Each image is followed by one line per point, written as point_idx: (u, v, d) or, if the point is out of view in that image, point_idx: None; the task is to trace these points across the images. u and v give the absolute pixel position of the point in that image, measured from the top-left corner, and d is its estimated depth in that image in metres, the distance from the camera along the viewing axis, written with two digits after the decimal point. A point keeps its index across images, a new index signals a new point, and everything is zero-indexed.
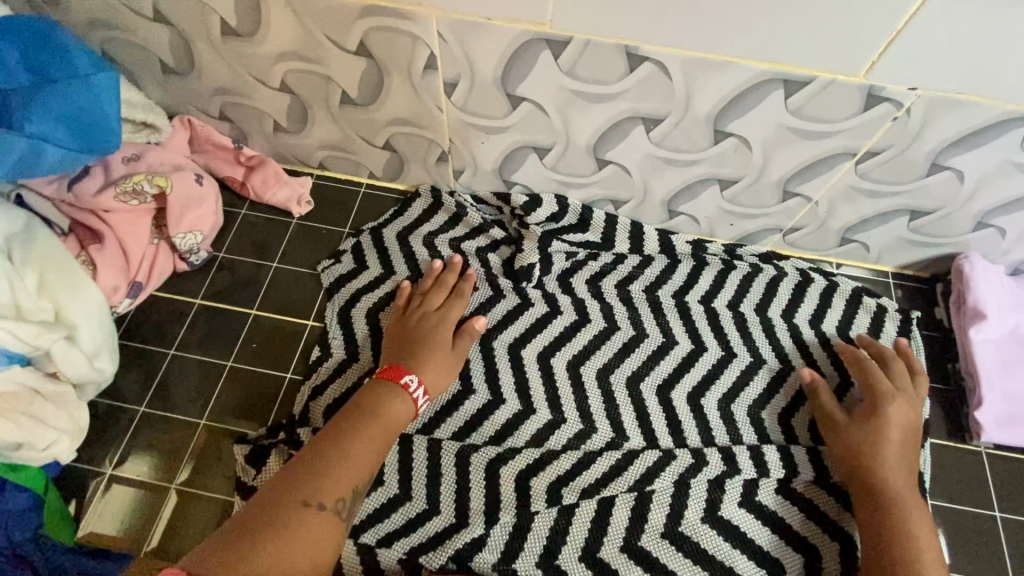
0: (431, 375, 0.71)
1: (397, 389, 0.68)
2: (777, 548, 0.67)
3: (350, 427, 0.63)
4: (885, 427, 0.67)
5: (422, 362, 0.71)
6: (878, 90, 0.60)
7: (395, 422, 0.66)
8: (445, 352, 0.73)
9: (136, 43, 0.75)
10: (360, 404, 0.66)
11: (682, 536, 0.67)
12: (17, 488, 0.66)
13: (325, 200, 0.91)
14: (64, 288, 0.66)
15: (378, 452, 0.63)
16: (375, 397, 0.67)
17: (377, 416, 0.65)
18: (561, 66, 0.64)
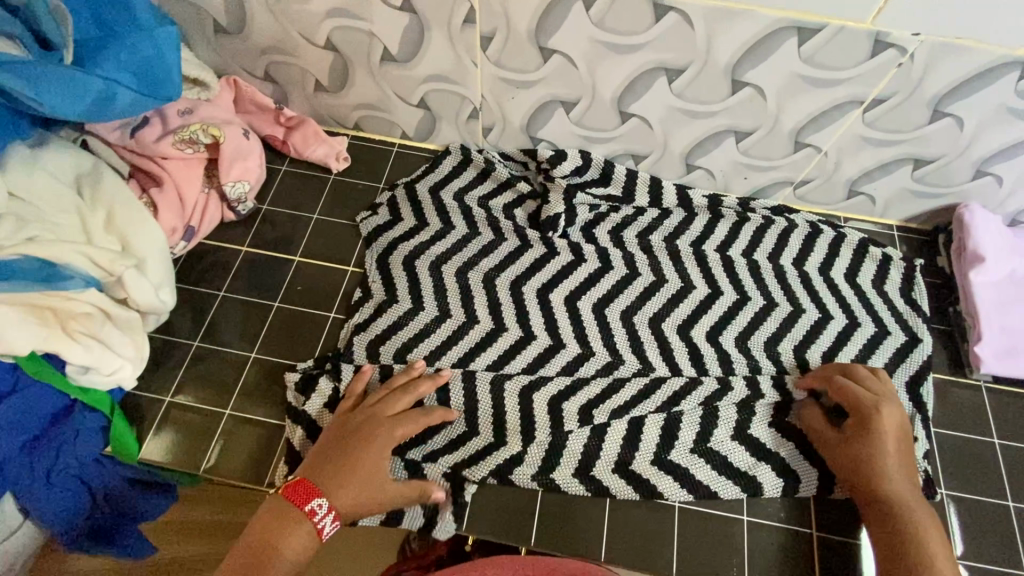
0: (350, 500, 0.64)
1: (303, 518, 0.62)
2: (790, 467, 0.73)
3: (254, 564, 0.59)
4: (882, 440, 0.66)
5: (340, 488, 0.64)
6: (883, 36, 0.66)
7: (301, 543, 0.61)
8: (377, 473, 0.66)
9: (192, 3, 0.80)
10: (263, 533, 0.61)
11: (707, 454, 0.73)
12: (88, 408, 0.73)
13: (360, 158, 0.96)
14: (131, 223, 0.72)
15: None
16: (280, 526, 0.61)
17: (280, 551, 0.60)
18: (591, 18, 0.70)
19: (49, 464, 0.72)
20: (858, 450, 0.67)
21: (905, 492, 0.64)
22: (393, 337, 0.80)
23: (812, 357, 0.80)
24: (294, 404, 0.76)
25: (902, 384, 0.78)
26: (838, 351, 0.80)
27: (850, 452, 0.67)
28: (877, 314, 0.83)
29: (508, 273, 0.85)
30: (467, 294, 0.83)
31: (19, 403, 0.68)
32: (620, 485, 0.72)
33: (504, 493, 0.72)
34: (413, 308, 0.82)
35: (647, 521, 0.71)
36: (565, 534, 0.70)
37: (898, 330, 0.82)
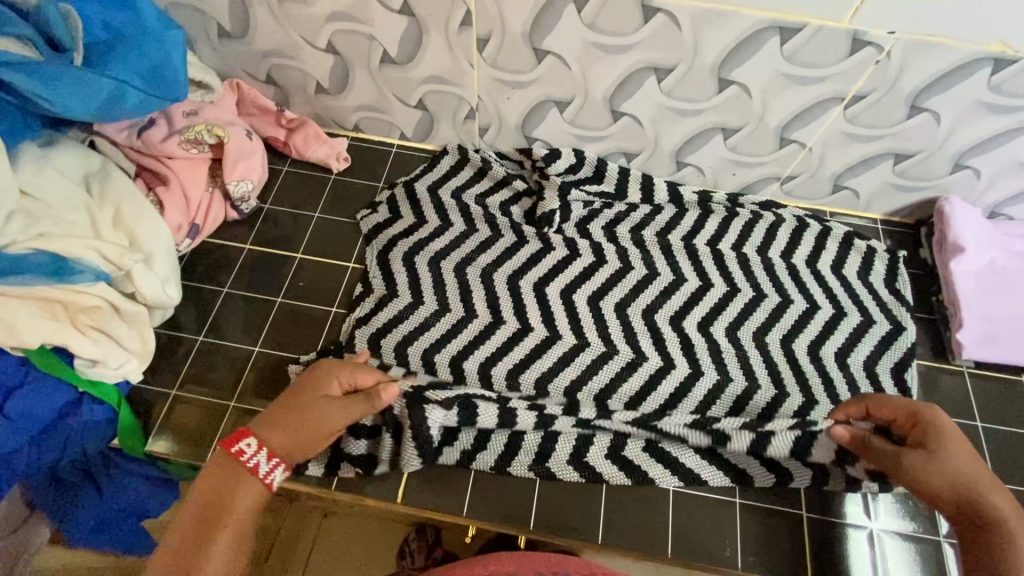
0: (288, 439, 0.65)
1: (236, 461, 0.63)
2: None
3: (202, 517, 0.59)
4: (956, 450, 0.61)
5: (275, 429, 0.65)
6: (861, 34, 0.69)
7: (240, 479, 0.62)
8: (313, 407, 0.67)
9: (198, 7, 0.83)
10: (207, 486, 0.61)
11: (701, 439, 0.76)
12: (97, 401, 0.74)
13: (360, 158, 0.99)
14: (138, 219, 0.74)
15: (241, 539, 0.60)
16: (221, 476, 0.62)
17: (228, 500, 0.61)
18: (584, 20, 0.73)
19: (54, 458, 0.73)
20: (942, 465, 0.61)
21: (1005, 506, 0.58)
22: (394, 329, 0.82)
23: (800, 345, 0.83)
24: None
25: (887, 371, 0.81)
26: (825, 340, 0.83)
27: (948, 478, 0.60)
28: (863, 304, 0.86)
29: (505, 267, 0.88)
30: (465, 288, 0.86)
31: (25, 398, 0.70)
32: (617, 470, 0.74)
33: (504, 479, 0.74)
34: (413, 302, 0.84)
35: (644, 505, 0.73)
36: (564, 518, 0.72)
37: (882, 319, 0.85)
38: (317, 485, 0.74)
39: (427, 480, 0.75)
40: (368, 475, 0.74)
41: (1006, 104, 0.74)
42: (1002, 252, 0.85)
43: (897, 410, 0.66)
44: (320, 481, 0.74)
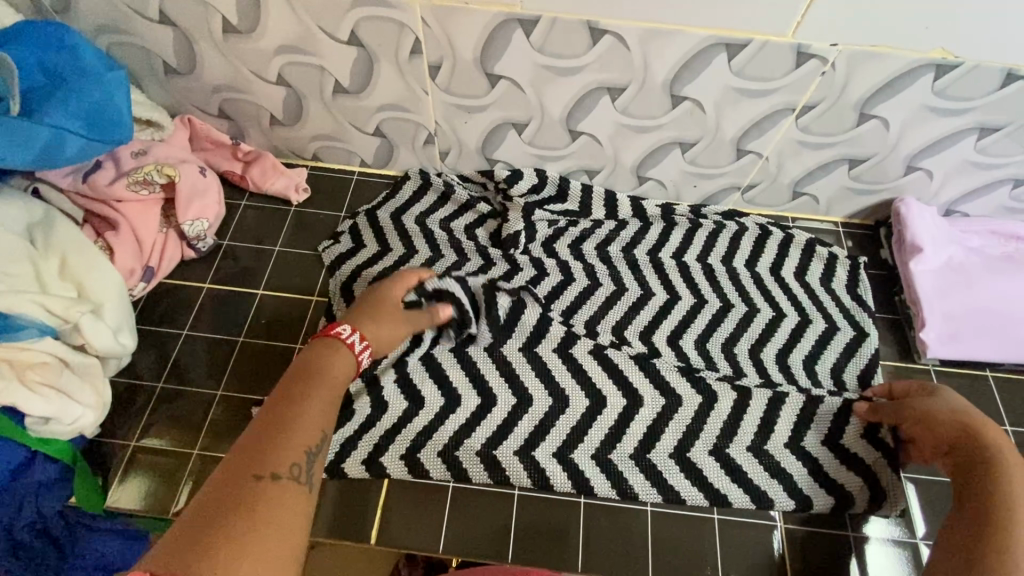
0: (376, 332, 0.67)
1: (336, 341, 0.63)
2: (755, 462, 0.75)
3: (294, 386, 0.57)
4: (940, 406, 0.67)
5: (366, 322, 0.67)
6: (805, 48, 0.70)
7: (339, 379, 0.61)
8: (380, 308, 0.69)
9: (140, 46, 0.81)
10: (303, 361, 0.61)
11: (683, 455, 0.75)
12: (51, 459, 0.71)
13: (320, 188, 0.97)
14: (84, 269, 0.71)
15: (335, 402, 0.58)
16: (320, 351, 0.62)
17: (324, 368, 0.60)
18: (533, 44, 0.73)
19: (11, 520, 0.69)
20: (925, 417, 0.67)
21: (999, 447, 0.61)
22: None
23: (770, 355, 0.83)
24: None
25: (853, 376, 0.82)
26: (793, 348, 0.84)
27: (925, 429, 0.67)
28: (827, 310, 0.87)
29: None
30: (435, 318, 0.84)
31: None
32: (601, 476, 0.74)
33: (480, 510, 0.73)
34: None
35: (623, 525, 0.73)
36: (543, 545, 0.71)
37: (846, 325, 0.86)
38: None
39: (401, 518, 0.73)
40: (339, 516, 0.72)
41: (951, 107, 0.76)
42: (959, 249, 0.87)
43: (910, 386, 0.73)
44: None
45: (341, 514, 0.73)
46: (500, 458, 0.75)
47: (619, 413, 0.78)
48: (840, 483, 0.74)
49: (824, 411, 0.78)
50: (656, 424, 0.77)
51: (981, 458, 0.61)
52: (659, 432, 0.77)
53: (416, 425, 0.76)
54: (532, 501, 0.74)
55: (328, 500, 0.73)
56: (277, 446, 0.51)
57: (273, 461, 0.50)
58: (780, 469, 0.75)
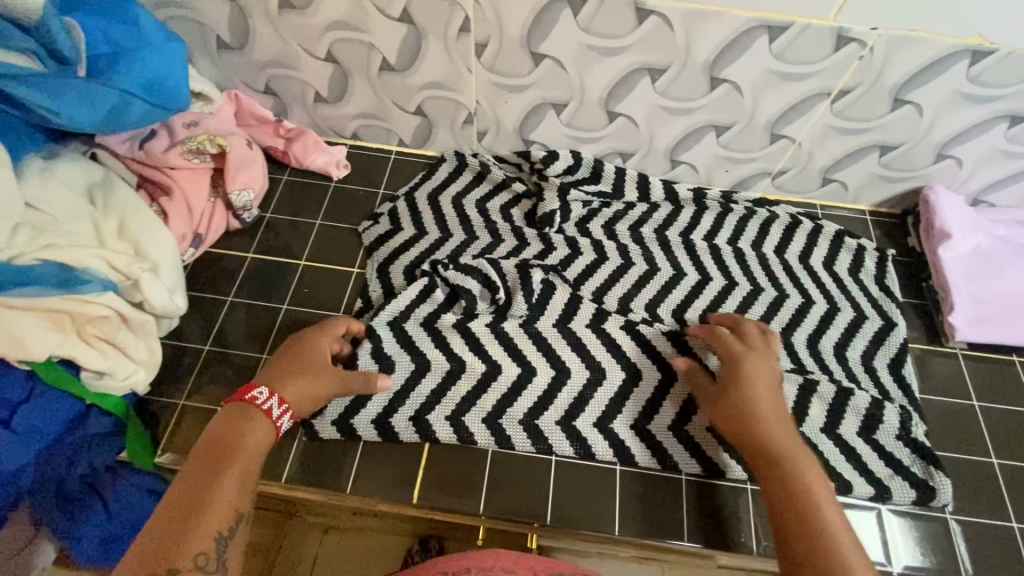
0: (293, 387, 0.70)
1: (249, 406, 0.67)
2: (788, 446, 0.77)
3: (208, 464, 0.61)
4: (755, 384, 0.70)
5: (284, 380, 0.71)
6: (846, 32, 0.71)
7: (255, 443, 0.65)
8: (313, 376, 0.72)
9: (196, 20, 0.84)
10: (213, 437, 0.64)
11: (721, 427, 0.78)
12: (105, 412, 0.74)
13: (359, 165, 1.00)
14: (145, 229, 0.74)
15: (247, 477, 0.63)
16: (228, 422, 0.65)
17: (235, 444, 0.64)
18: (579, 23, 0.75)
19: (62, 473, 0.73)
20: (744, 397, 0.69)
21: (785, 439, 0.65)
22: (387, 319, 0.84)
23: (799, 338, 0.85)
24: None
25: (882, 364, 0.84)
26: (822, 333, 0.86)
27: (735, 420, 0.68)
28: (856, 300, 0.89)
29: None
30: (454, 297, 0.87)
31: (32, 413, 0.70)
32: (641, 444, 0.77)
33: (521, 480, 0.76)
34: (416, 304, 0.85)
35: (660, 493, 0.75)
36: (582, 510, 0.74)
37: (874, 316, 0.87)
38: (336, 488, 0.75)
39: (446, 482, 0.75)
40: (385, 478, 0.76)
41: (984, 94, 0.77)
42: (988, 237, 0.89)
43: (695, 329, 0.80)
44: (339, 484, 0.75)
45: (385, 472, 0.76)
46: (540, 423, 0.78)
47: (656, 383, 0.80)
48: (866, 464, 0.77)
49: (855, 406, 0.80)
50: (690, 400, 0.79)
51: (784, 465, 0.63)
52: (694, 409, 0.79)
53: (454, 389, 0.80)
54: (572, 468, 0.77)
55: (372, 458, 0.77)
56: (185, 536, 0.56)
57: (184, 548, 0.56)
58: (810, 448, 0.78)
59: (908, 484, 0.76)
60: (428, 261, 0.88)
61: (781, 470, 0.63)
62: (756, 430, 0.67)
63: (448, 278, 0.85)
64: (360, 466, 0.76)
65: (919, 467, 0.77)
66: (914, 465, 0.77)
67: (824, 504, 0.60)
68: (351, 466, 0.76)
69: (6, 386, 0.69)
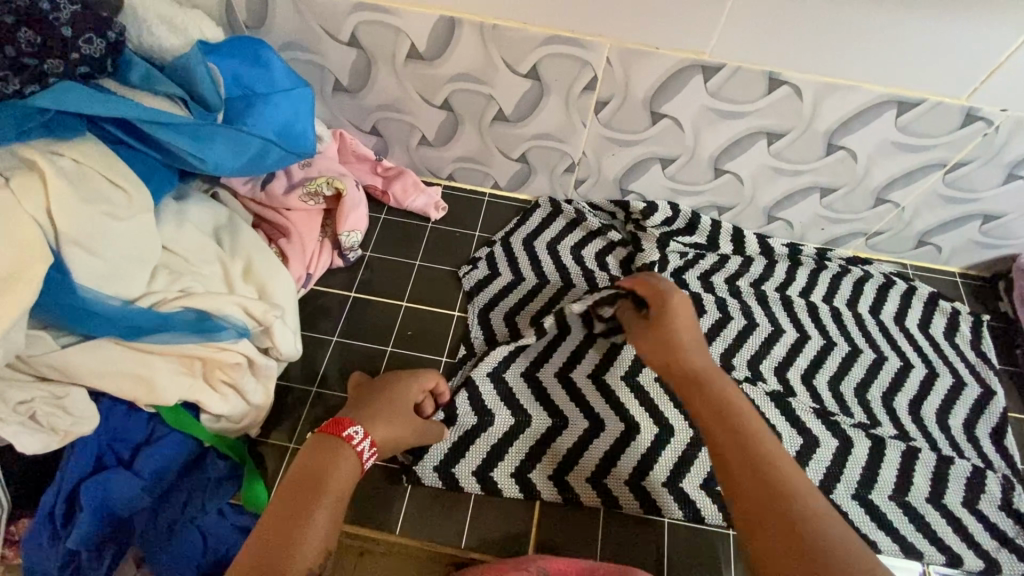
0: (383, 431, 0.67)
1: (343, 443, 0.62)
2: (895, 518, 0.77)
3: (298, 495, 0.56)
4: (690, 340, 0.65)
5: (377, 422, 0.67)
6: (975, 110, 0.73)
7: (340, 480, 0.59)
8: (400, 421, 0.70)
9: (318, 64, 0.85)
10: (303, 466, 0.59)
11: (829, 495, 0.77)
12: (223, 455, 0.74)
13: (455, 206, 1.01)
14: (268, 272, 0.75)
15: (338, 513, 0.58)
16: (319, 454, 0.60)
17: (326, 476, 0.59)
18: (708, 89, 0.76)
19: (175, 516, 0.70)
20: (668, 334, 0.65)
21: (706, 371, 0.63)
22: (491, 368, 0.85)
23: (901, 402, 0.85)
24: (400, 458, 0.78)
25: (986, 434, 0.83)
26: (924, 398, 0.85)
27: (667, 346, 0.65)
28: (954, 365, 0.89)
29: None
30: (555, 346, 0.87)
31: (154, 452, 0.70)
32: None
33: (630, 540, 0.76)
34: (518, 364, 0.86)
35: None
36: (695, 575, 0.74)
37: (973, 382, 0.87)
38: (448, 542, 0.75)
39: (556, 538, 0.76)
40: (496, 532, 0.75)
41: None
42: None
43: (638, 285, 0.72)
44: (451, 538, 0.75)
45: (494, 523, 0.76)
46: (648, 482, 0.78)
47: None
48: (977, 541, 0.76)
49: (956, 478, 0.79)
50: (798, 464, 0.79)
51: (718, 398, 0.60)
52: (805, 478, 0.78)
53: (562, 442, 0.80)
54: (680, 529, 0.77)
55: (481, 510, 0.77)
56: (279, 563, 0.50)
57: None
58: (916, 520, 0.77)
59: (1019, 559, 0.75)
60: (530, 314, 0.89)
61: (726, 396, 0.60)
62: (690, 369, 0.64)
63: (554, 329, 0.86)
64: (470, 521, 0.76)
65: None
66: None
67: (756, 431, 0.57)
68: (462, 519, 0.76)
69: (131, 426, 0.71)
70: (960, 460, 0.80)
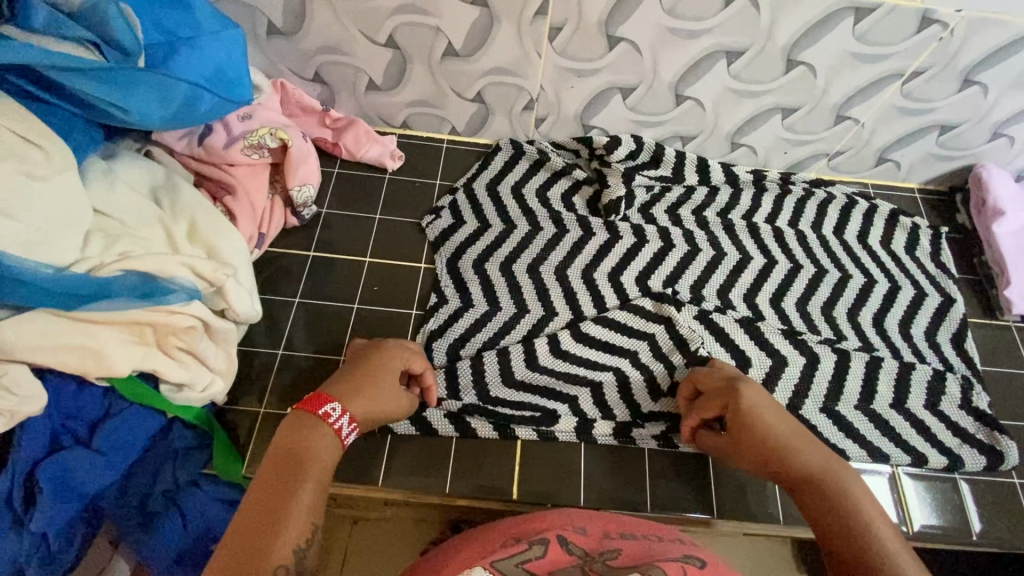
0: (363, 404, 0.65)
1: (321, 421, 0.61)
2: (863, 426, 0.79)
3: (282, 471, 0.54)
4: (761, 416, 0.65)
5: (353, 396, 0.65)
6: (931, 13, 0.72)
7: (320, 456, 0.58)
8: (381, 393, 0.67)
9: (247, 4, 0.78)
10: (285, 443, 0.58)
11: (801, 415, 0.79)
12: (191, 424, 0.72)
13: (412, 155, 0.96)
14: (215, 231, 0.70)
15: (323, 490, 0.56)
16: (298, 432, 0.59)
17: (308, 454, 0.57)
18: (663, 6, 0.74)
19: (145, 491, 0.69)
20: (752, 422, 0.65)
21: (795, 447, 0.62)
22: (463, 316, 0.83)
23: (865, 316, 0.87)
24: None
25: (946, 341, 0.86)
26: (887, 312, 0.87)
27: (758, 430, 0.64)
28: (915, 277, 0.91)
29: (580, 261, 0.88)
30: (525, 288, 0.86)
31: (116, 428, 0.67)
32: None
33: (610, 471, 0.76)
34: (490, 310, 0.84)
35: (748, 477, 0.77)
36: (677, 497, 0.75)
37: (933, 291, 0.90)
38: (431, 488, 0.74)
39: (539, 475, 0.75)
40: (481, 476, 0.75)
41: None
42: None
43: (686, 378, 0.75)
44: (434, 484, 0.75)
45: (476, 467, 0.76)
46: (638, 425, 0.78)
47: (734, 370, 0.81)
48: (938, 440, 0.79)
49: (919, 382, 0.82)
50: (776, 388, 0.80)
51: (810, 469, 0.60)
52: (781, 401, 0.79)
53: (547, 408, 0.78)
54: (659, 456, 0.78)
55: (460, 454, 0.76)
56: (264, 541, 0.49)
57: (263, 554, 0.48)
58: (881, 427, 0.79)
59: (977, 451, 0.78)
60: (504, 267, 0.87)
61: (809, 458, 0.61)
62: (799, 461, 0.61)
63: (527, 283, 0.86)
64: (453, 467, 0.76)
65: (984, 435, 0.80)
66: (979, 432, 0.80)
67: (854, 484, 0.57)
68: (445, 465, 0.76)
69: (86, 403, 0.66)
70: (921, 365, 0.83)
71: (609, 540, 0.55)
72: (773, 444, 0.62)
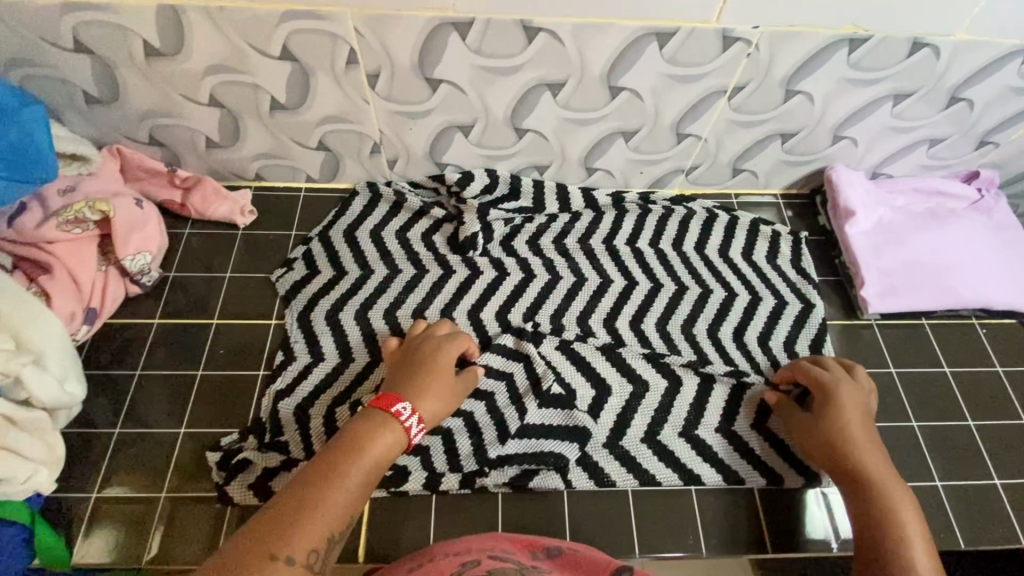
0: (428, 404, 0.67)
1: (393, 418, 0.63)
2: (722, 447, 0.78)
3: (341, 455, 0.57)
4: (841, 413, 0.70)
5: (419, 395, 0.67)
6: (729, 32, 0.74)
7: (387, 450, 0.60)
8: (443, 387, 0.70)
9: (56, 77, 0.77)
10: (349, 430, 0.61)
11: (660, 443, 0.78)
12: (8, 521, 0.67)
13: (267, 208, 0.95)
14: (24, 318, 0.68)
15: (371, 482, 0.58)
16: (368, 422, 0.62)
17: (367, 441, 0.59)
18: (470, 47, 0.74)
19: None
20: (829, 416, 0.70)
21: (863, 444, 0.67)
22: (313, 372, 0.81)
23: (726, 331, 0.87)
24: (216, 479, 0.73)
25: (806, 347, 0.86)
26: (748, 323, 0.87)
27: (828, 428, 0.69)
28: (775, 287, 0.91)
29: (437, 302, 0.87)
30: (381, 335, 0.84)
31: None
32: (583, 473, 0.75)
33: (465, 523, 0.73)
34: (343, 363, 0.81)
35: (605, 512, 0.74)
36: None
37: (793, 299, 0.90)
38: None
39: (390, 531, 0.72)
40: None
41: (864, 78, 0.81)
42: (888, 210, 0.94)
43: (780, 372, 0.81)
44: None
45: None
46: (485, 471, 0.74)
47: (592, 401, 0.80)
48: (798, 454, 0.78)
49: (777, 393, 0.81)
50: (636, 418, 0.79)
51: (852, 469, 0.66)
52: (641, 428, 0.79)
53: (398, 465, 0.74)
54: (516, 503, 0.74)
55: None
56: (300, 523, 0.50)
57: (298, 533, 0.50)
58: (739, 446, 0.78)
59: None
60: (360, 314, 0.85)
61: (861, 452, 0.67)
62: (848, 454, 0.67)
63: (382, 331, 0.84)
64: None
65: None
66: None
67: (894, 486, 0.63)
68: None
69: None
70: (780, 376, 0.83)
71: (538, 558, 0.54)
72: (835, 435, 0.69)
